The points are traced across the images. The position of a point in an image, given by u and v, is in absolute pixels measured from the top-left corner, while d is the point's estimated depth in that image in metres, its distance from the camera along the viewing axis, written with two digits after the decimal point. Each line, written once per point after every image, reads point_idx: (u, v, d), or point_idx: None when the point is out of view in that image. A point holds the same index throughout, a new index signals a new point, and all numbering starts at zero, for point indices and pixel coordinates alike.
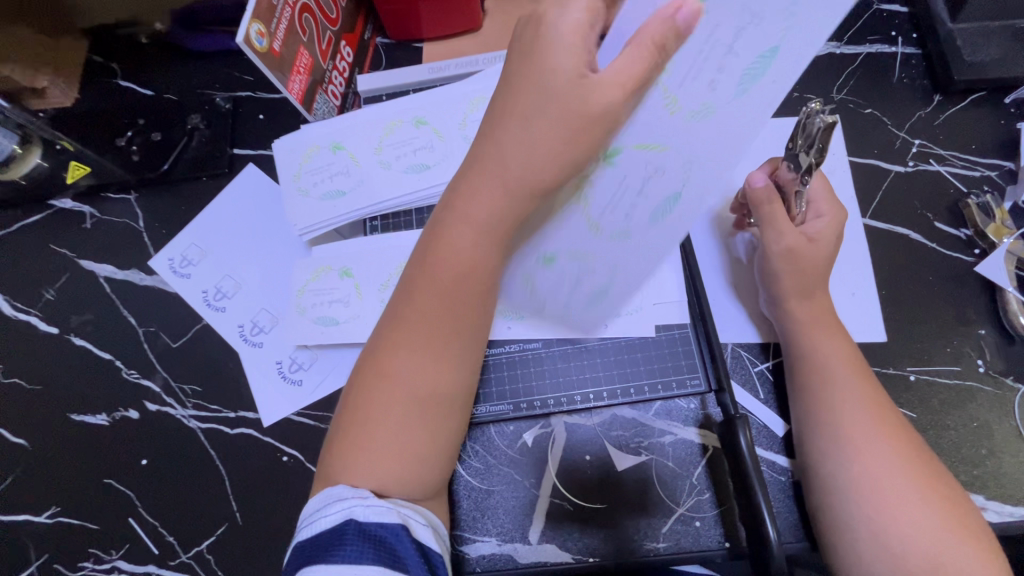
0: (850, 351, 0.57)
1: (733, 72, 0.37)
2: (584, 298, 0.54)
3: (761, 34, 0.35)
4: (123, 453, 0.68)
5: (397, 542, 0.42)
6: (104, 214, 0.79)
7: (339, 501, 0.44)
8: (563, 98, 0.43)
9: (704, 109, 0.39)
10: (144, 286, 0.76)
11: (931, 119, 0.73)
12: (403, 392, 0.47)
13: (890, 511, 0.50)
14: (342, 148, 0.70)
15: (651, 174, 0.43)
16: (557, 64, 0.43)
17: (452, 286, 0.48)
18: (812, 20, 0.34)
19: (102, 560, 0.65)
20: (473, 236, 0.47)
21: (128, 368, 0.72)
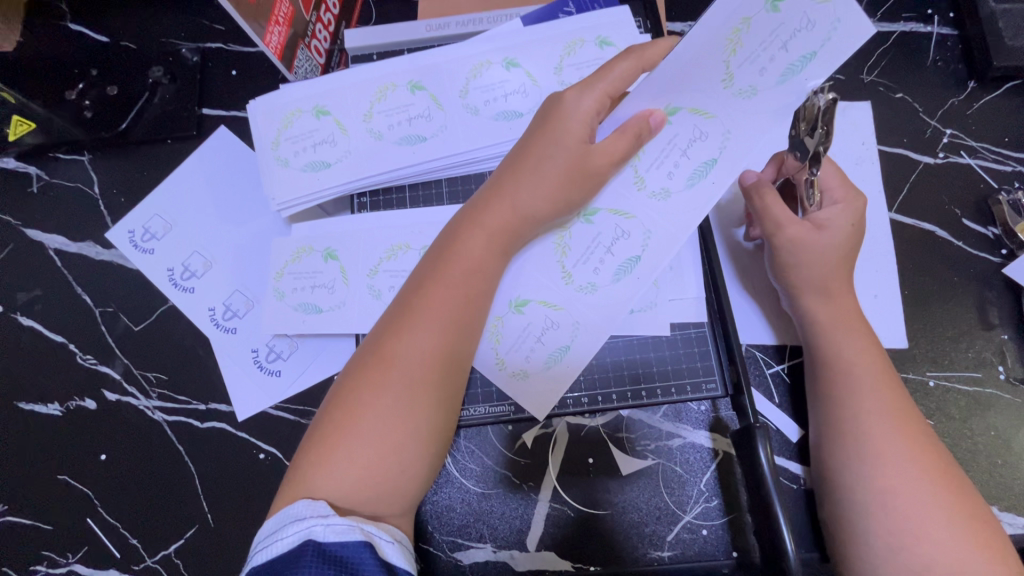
0: (875, 352, 0.52)
1: (685, 170, 0.53)
2: (546, 355, 0.56)
3: (706, 147, 0.52)
4: (79, 447, 0.62)
5: (362, 563, 0.37)
6: (53, 177, 0.70)
7: (296, 521, 0.38)
8: (562, 160, 0.50)
9: (662, 191, 0.54)
10: (101, 261, 0.68)
11: (965, 108, 0.68)
12: (391, 392, 0.44)
13: (908, 527, 0.46)
14: (327, 113, 0.62)
15: (618, 236, 0.55)
16: (570, 130, 0.51)
17: (463, 293, 0.48)
18: (743, 143, 0.51)
19: (58, 563, 0.59)
20: (485, 248, 0.50)
21: (83, 352, 0.65)
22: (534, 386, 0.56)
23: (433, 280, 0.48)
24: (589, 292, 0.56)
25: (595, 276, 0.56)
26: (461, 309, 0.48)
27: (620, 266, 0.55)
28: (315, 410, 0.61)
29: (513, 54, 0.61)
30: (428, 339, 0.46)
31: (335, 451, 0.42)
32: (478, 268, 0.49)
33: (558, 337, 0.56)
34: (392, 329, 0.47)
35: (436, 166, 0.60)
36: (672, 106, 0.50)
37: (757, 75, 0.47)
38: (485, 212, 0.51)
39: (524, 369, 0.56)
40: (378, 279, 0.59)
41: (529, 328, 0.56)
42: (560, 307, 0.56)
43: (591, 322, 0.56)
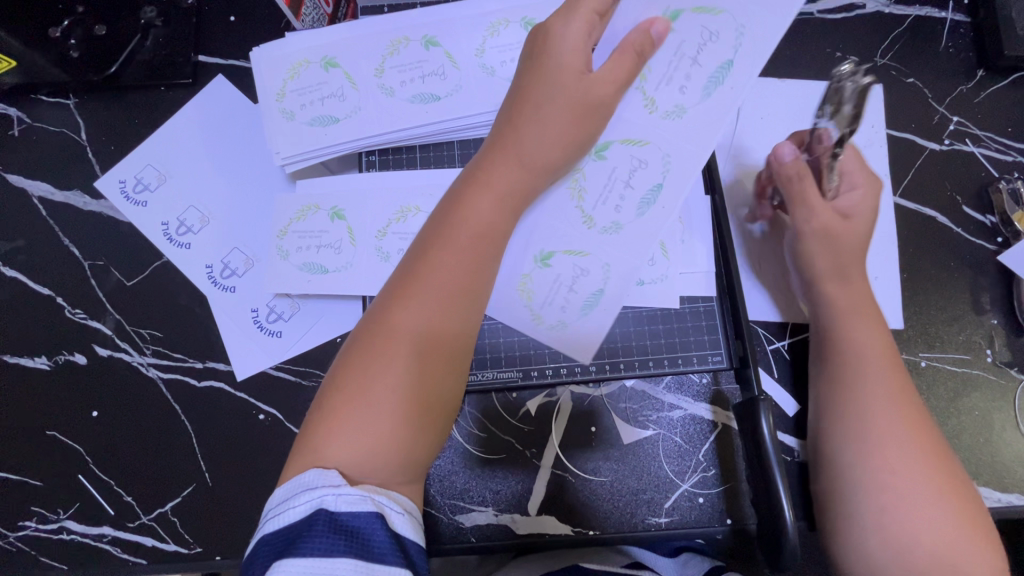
0: (885, 338, 0.53)
1: (698, 79, 0.51)
2: (579, 302, 0.52)
3: (717, 49, 0.50)
4: (69, 403, 0.60)
5: (373, 533, 0.37)
6: (35, 120, 0.66)
7: (308, 490, 0.38)
8: (562, 99, 0.49)
9: (676, 109, 0.51)
10: (89, 211, 0.64)
11: (972, 96, 0.68)
12: (402, 350, 0.43)
13: (898, 503, 0.48)
14: (336, 65, 0.60)
15: (635, 167, 0.52)
16: (563, 67, 0.49)
17: (468, 236, 0.47)
18: (754, 40, 0.50)
19: (48, 519, 0.58)
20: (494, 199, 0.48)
21: (72, 306, 0.62)
22: (574, 336, 0.52)
23: (434, 234, 0.47)
24: (615, 231, 0.52)
25: (617, 214, 0.53)
26: (464, 255, 0.46)
27: (643, 199, 0.52)
28: (317, 372, 0.60)
29: (531, 14, 0.59)
30: (433, 291, 0.45)
31: (347, 415, 0.42)
32: (484, 218, 0.47)
33: (591, 283, 0.52)
34: (397, 288, 0.46)
35: (449, 128, 0.59)
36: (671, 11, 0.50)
37: None
38: (488, 166, 0.49)
39: (562, 321, 0.52)
40: (386, 241, 0.58)
41: (559, 278, 0.52)
42: (585, 252, 0.52)
43: (620, 263, 0.52)
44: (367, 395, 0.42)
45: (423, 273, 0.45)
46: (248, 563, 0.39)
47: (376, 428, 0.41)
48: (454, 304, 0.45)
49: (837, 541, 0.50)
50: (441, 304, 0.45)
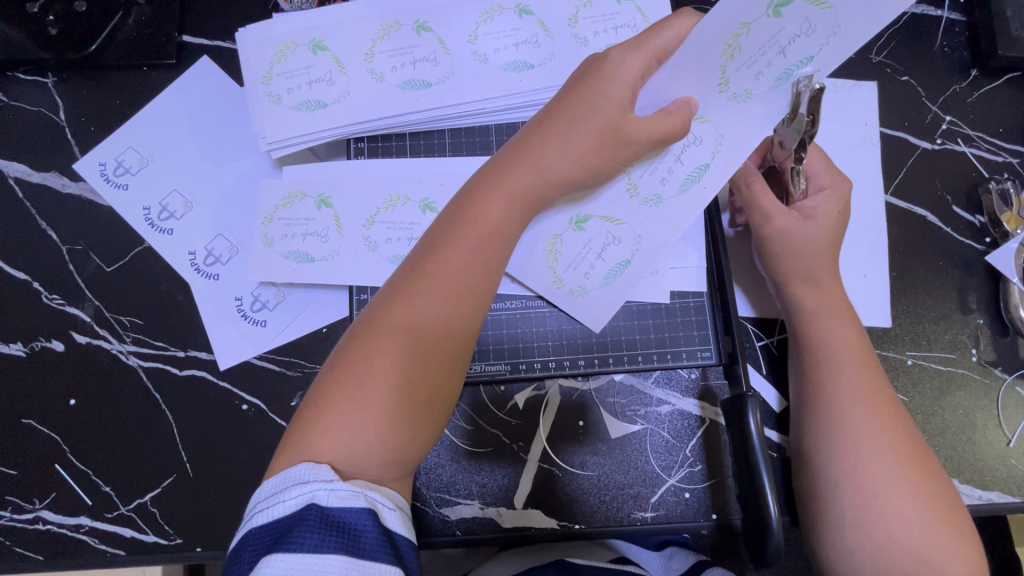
0: (859, 339, 0.53)
1: (777, 68, 0.44)
2: (603, 271, 0.56)
3: (807, 44, 0.42)
4: (45, 391, 0.59)
5: (365, 529, 0.38)
6: (12, 99, 0.64)
7: (300, 484, 0.38)
8: (593, 119, 0.48)
9: (744, 93, 0.47)
10: (68, 194, 0.63)
11: (965, 96, 0.68)
12: (400, 356, 0.43)
13: (875, 502, 0.48)
14: (324, 49, 0.58)
15: (689, 144, 0.51)
16: (609, 88, 0.48)
17: (478, 247, 0.46)
18: (852, 35, 0.41)
19: (23, 509, 0.56)
20: (504, 205, 0.47)
21: (50, 292, 0.61)
22: (590, 302, 0.57)
23: (443, 237, 0.47)
24: (655, 204, 0.54)
25: (661, 186, 0.53)
26: (473, 261, 0.46)
27: (688, 177, 0.52)
28: (302, 362, 0.59)
29: (526, 1, 0.58)
30: (439, 292, 0.45)
31: (344, 414, 0.42)
32: (494, 227, 0.47)
33: (620, 251, 0.55)
34: (401, 287, 0.45)
35: (440, 115, 0.57)
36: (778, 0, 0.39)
37: (809, 34, 0.41)
38: (505, 171, 0.48)
39: (582, 286, 0.57)
40: (374, 230, 0.57)
41: (591, 244, 0.56)
42: (621, 221, 0.55)
43: (655, 235, 0.55)
44: (362, 391, 0.42)
45: (427, 275, 0.45)
46: (231, 558, 0.38)
47: (373, 424, 0.42)
48: (460, 308, 0.45)
49: (818, 536, 0.50)
50: (447, 308, 0.45)
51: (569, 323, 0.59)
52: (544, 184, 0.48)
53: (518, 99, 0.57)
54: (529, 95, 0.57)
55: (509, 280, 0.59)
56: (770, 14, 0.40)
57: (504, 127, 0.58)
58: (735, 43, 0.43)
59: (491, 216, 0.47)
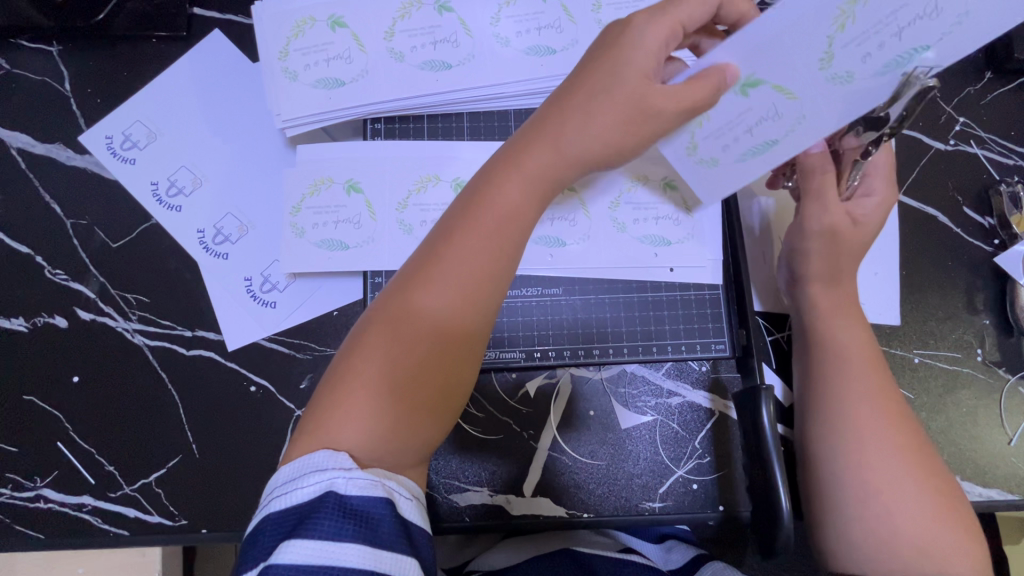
0: (867, 337, 0.53)
1: (893, 49, 0.38)
2: (742, 147, 0.46)
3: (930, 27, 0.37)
4: (48, 367, 0.57)
5: (382, 519, 0.37)
6: (16, 67, 0.62)
7: (318, 471, 0.38)
8: (618, 92, 0.45)
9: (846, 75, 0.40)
10: (72, 166, 0.61)
11: (979, 98, 0.69)
12: (416, 344, 0.42)
13: (880, 498, 0.48)
14: (343, 26, 0.57)
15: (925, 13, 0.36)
16: (632, 60, 0.45)
17: (493, 230, 0.45)
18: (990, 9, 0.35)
19: (24, 487, 0.55)
20: (518, 184, 0.46)
21: (53, 267, 0.59)
22: (719, 176, 0.49)
23: (456, 221, 0.45)
24: (842, 83, 0.40)
25: (861, 63, 0.39)
26: (486, 245, 0.44)
27: (902, 56, 0.38)
28: (312, 345, 0.58)
29: None
30: (451, 277, 0.43)
31: (355, 401, 0.41)
32: (508, 208, 0.45)
33: (773, 129, 0.44)
34: (416, 272, 0.44)
35: (459, 98, 0.57)
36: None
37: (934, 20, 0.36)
38: (521, 151, 0.47)
39: (715, 158, 0.48)
40: (408, 214, 0.56)
41: (745, 113, 0.44)
42: (795, 94, 0.42)
43: (827, 126, 0.42)
44: (375, 376, 0.42)
45: (438, 260, 0.44)
46: (249, 542, 0.38)
47: (384, 411, 0.41)
48: (474, 294, 0.44)
49: (824, 530, 0.51)
50: (461, 295, 0.43)
51: (584, 311, 0.59)
52: (565, 164, 0.47)
53: (539, 84, 0.57)
54: (550, 80, 0.57)
55: (547, 254, 0.59)
56: None
57: (522, 112, 0.57)
58: (850, 12, 0.38)
59: (507, 199, 0.45)
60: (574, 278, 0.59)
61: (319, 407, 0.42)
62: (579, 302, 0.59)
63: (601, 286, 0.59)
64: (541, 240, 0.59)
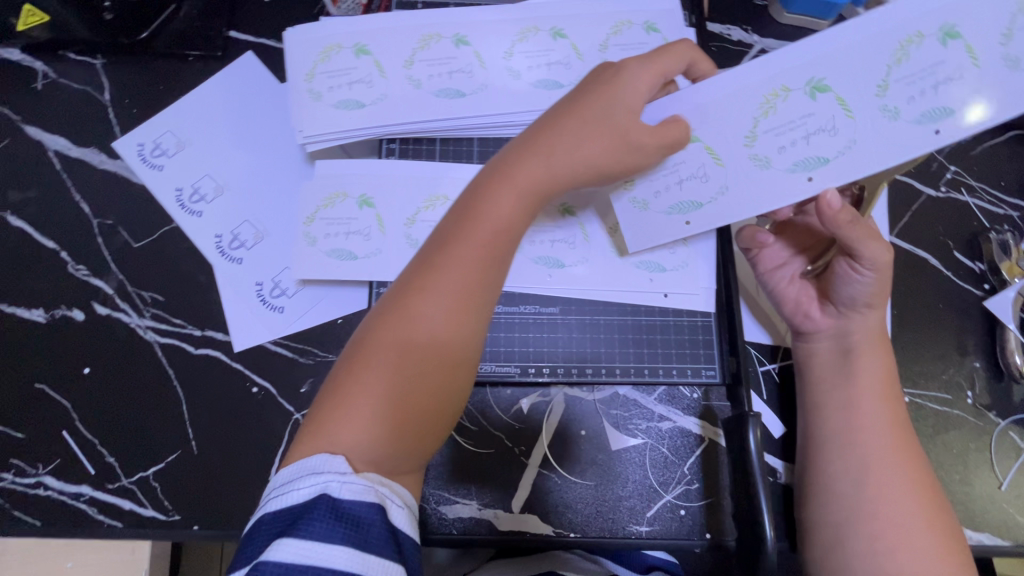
0: (890, 371, 0.55)
1: (795, 154, 0.49)
2: (669, 202, 0.54)
3: (700, 188, 0.52)
4: (62, 358, 0.60)
5: (372, 523, 0.38)
6: (61, 76, 0.68)
7: (314, 474, 0.39)
8: (608, 119, 0.48)
9: (690, 205, 0.53)
10: (104, 170, 0.65)
11: (969, 149, 0.71)
12: (413, 352, 0.44)
13: (891, 533, 0.49)
14: (367, 53, 0.62)
15: (698, 174, 0.52)
16: (622, 95, 0.48)
17: (486, 243, 0.46)
18: (872, 148, 0.46)
19: (25, 473, 0.57)
20: (512, 197, 0.47)
21: (76, 262, 0.62)
22: (645, 223, 0.56)
23: (452, 233, 0.47)
24: (762, 166, 0.50)
25: (812, 133, 0.48)
26: (483, 258, 0.46)
27: (886, 108, 0.46)
28: (315, 350, 0.60)
29: (561, 24, 0.62)
30: (451, 288, 0.45)
31: (358, 409, 0.42)
32: (501, 221, 0.47)
33: (701, 190, 0.52)
34: (415, 283, 0.45)
35: (470, 124, 0.60)
36: (817, 81, 0.47)
37: (776, 150, 0.49)
38: (510, 165, 0.48)
39: (647, 202, 0.55)
40: (415, 229, 0.59)
41: (677, 168, 0.52)
42: (722, 161, 0.51)
43: (740, 194, 0.51)
44: (376, 384, 0.43)
45: (439, 270, 0.45)
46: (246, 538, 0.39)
47: (385, 420, 0.42)
48: (470, 311, 0.45)
49: None
50: (457, 310, 0.45)
51: (579, 331, 0.61)
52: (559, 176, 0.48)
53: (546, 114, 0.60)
54: None
55: (547, 274, 0.62)
56: None
57: None
58: (772, 103, 0.48)
59: (504, 211, 0.47)
60: (571, 298, 0.61)
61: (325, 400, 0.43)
62: (575, 321, 0.61)
63: (598, 307, 0.61)
64: (540, 260, 0.62)
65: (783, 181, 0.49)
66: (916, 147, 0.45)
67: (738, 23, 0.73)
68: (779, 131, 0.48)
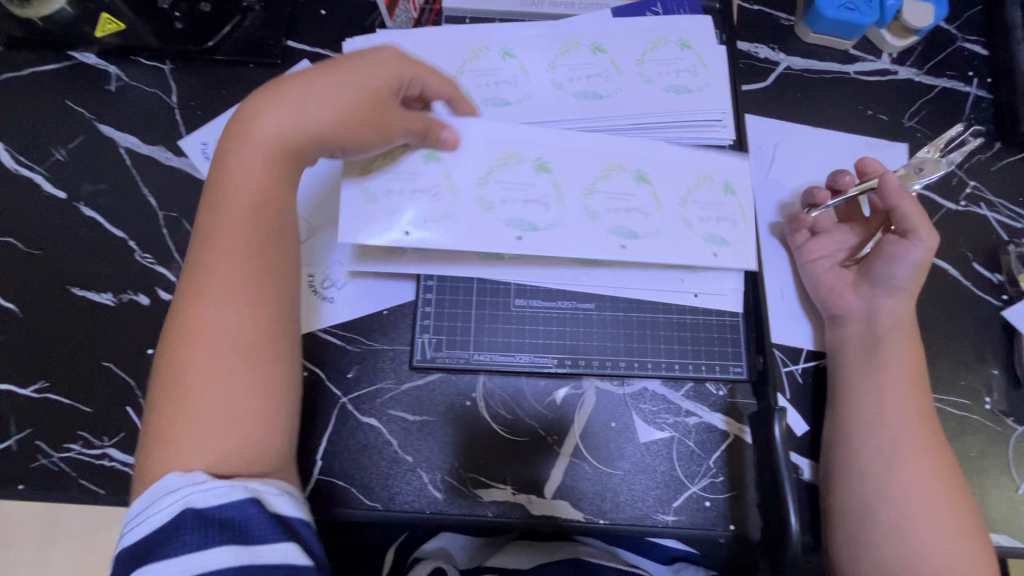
0: (914, 363, 0.59)
1: (650, 221, 0.60)
2: (507, 216, 0.59)
3: (542, 214, 0.59)
4: (127, 339, 0.64)
5: (247, 520, 0.41)
6: (132, 79, 0.73)
7: (172, 492, 0.41)
8: (355, 91, 0.52)
9: (550, 224, 0.59)
10: (170, 166, 0.70)
11: (988, 165, 0.74)
12: (218, 346, 0.46)
13: (913, 514, 0.54)
14: (420, 62, 0.66)
15: (541, 199, 0.59)
16: (363, 70, 0.53)
17: (254, 220, 0.51)
18: (682, 236, 0.60)
19: (92, 445, 0.61)
20: (262, 166, 0.51)
21: (142, 251, 0.67)
22: (541, 243, 0.58)
23: (215, 216, 0.50)
24: (591, 218, 0.59)
25: (641, 225, 0.60)
26: (259, 237, 0.50)
27: (713, 235, 0.61)
28: (361, 338, 0.64)
29: (600, 41, 0.68)
30: (226, 274, 0.48)
31: (189, 416, 0.44)
32: (257, 191, 0.51)
33: (540, 215, 0.59)
34: (195, 270, 0.49)
35: None
36: (642, 172, 0.61)
37: (625, 216, 0.60)
38: (251, 124, 0.51)
39: (491, 205, 0.59)
40: None
41: (529, 189, 0.59)
42: (565, 197, 0.60)
43: (573, 237, 0.59)
44: (217, 381, 0.45)
45: (211, 249, 0.49)
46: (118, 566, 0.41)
47: (241, 426, 0.45)
48: (268, 296, 0.49)
49: None
50: (255, 302, 0.48)
51: (613, 326, 0.64)
52: (302, 139, 0.52)
53: (587, 122, 0.65)
54: (598, 120, 0.66)
55: (580, 256, 0.64)
56: (536, 169, 0.60)
57: None
58: (608, 175, 0.61)
59: (260, 173, 0.51)
60: (606, 295, 0.65)
61: (171, 405, 0.45)
62: (609, 317, 0.64)
63: (631, 304, 0.65)
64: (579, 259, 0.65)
65: (599, 243, 0.59)
66: (693, 258, 0.60)
67: (766, 42, 0.77)
68: (653, 207, 0.60)
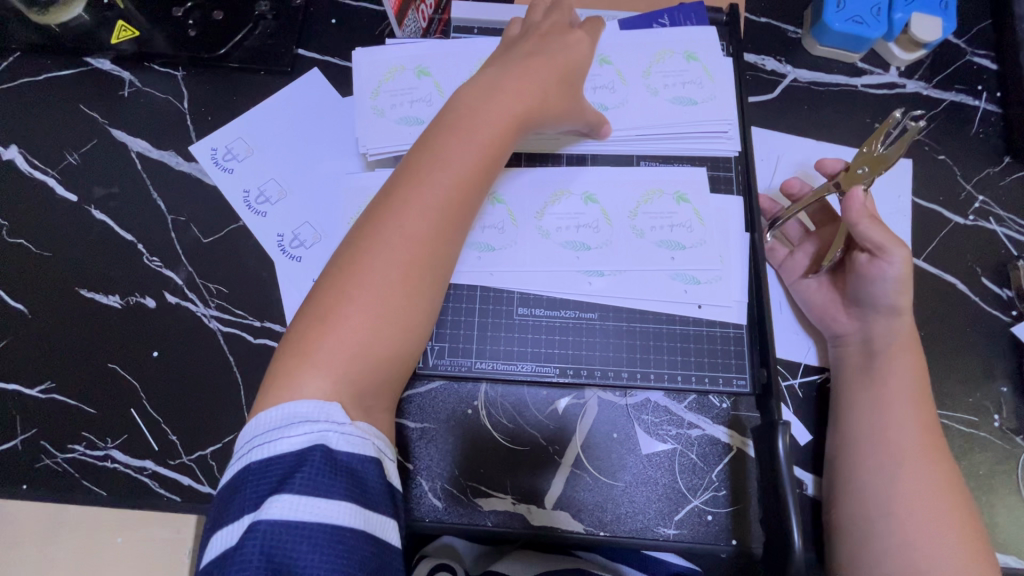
0: (920, 380, 0.58)
1: (601, 235, 0.66)
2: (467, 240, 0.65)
3: (494, 236, 0.65)
4: (134, 341, 0.65)
5: (370, 480, 0.43)
6: (145, 85, 0.74)
7: (309, 422, 0.43)
8: (541, 76, 0.59)
9: (486, 246, 0.65)
10: (180, 171, 0.71)
11: (998, 179, 0.74)
12: (375, 278, 0.48)
13: (918, 536, 0.52)
14: (428, 74, 0.67)
15: (498, 225, 0.66)
16: (555, 63, 0.60)
17: (445, 180, 0.52)
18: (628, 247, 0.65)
19: (96, 446, 0.61)
20: (478, 145, 0.54)
21: (150, 254, 0.68)
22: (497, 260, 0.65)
23: (405, 169, 0.53)
24: (544, 236, 0.66)
25: (592, 238, 0.65)
26: (436, 189, 0.52)
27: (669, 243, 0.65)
28: None
29: (606, 53, 0.69)
30: (404, 213, 0.51)
31: (337, 337, 0.46)
32: (465, 164, 0.53)
33: (495, 238, 0.65)
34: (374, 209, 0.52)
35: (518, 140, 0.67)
36: (590, 194, 0.67)
37: (571, 234, 0.66)
38: (480, 109, 0.55)
39: None
40: None
41: (484, 217, 0.66)
42: (516, 221, 0.66)
43: (520, 256, 0.65)
44: (368, 307, 0.48)
45: (395, 195, 0.51)
46: (229, 499, 0.42)
47: (374, 348, 0.47)
48: (432, 239, 0.51)
49: None
50: (418, 241, 0.50)
51: (615, 336, 0.64)
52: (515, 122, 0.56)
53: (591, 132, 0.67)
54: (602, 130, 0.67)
55: (574, 257, 0.65)
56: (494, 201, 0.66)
57: (574, 156, 0.68)
58: (557, 199, 0.67)
59: (493, 122, 0.55)
60: (609, 304, 0.65)
61: (314, 334, 0.47)
62: (612, 328, 0.64)
63: (634, 314, 0.65)
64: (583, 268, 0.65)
65: (558, 260, 0.65)
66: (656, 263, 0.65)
67: (773, 54, 0.77)
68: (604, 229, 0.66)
